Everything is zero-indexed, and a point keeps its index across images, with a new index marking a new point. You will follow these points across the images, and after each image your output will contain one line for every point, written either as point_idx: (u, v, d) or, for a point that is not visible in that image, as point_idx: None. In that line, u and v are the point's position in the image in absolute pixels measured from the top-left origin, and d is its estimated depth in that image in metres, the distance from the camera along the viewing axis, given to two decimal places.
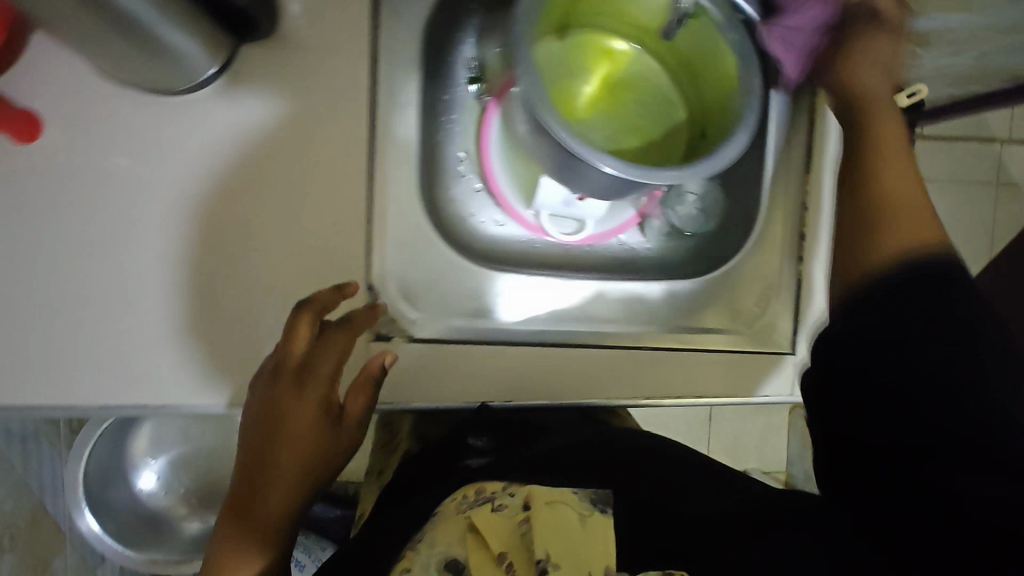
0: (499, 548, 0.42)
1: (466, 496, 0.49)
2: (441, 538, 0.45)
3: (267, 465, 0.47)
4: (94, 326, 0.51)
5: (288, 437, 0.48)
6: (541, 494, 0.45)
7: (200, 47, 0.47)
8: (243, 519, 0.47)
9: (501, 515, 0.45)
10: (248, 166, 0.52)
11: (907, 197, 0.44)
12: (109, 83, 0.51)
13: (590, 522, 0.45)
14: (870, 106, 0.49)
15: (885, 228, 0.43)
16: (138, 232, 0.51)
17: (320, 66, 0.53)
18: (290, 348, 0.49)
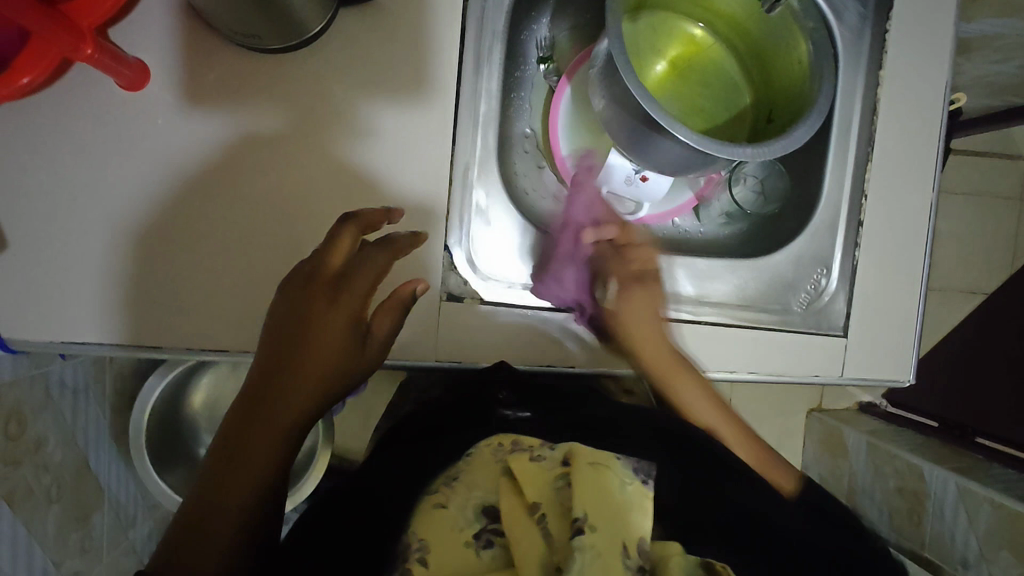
0: (534, 497, 0.39)
1: (499, 445, 0.46)
2: (478, 482, 0.42)
3: (287, 371, 0.47)
4: (188, 273, 0.54)
5: (314, 344, 0.47)
6: (585, 452, 0.41)
7: (311, 9, 0.50)
8: (251, 420, 0.46)
9: (541, 465, 0.41)
10: (343, 124, 0.55)
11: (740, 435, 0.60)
12: (217, 38, 0.53)
13: (632, 489, 0.40)
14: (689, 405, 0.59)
15: (763, 467, 0.59)
16: (235, 184, 0.54)
17: (418, 33, 0.56)
18: (330, 259, 0.49)
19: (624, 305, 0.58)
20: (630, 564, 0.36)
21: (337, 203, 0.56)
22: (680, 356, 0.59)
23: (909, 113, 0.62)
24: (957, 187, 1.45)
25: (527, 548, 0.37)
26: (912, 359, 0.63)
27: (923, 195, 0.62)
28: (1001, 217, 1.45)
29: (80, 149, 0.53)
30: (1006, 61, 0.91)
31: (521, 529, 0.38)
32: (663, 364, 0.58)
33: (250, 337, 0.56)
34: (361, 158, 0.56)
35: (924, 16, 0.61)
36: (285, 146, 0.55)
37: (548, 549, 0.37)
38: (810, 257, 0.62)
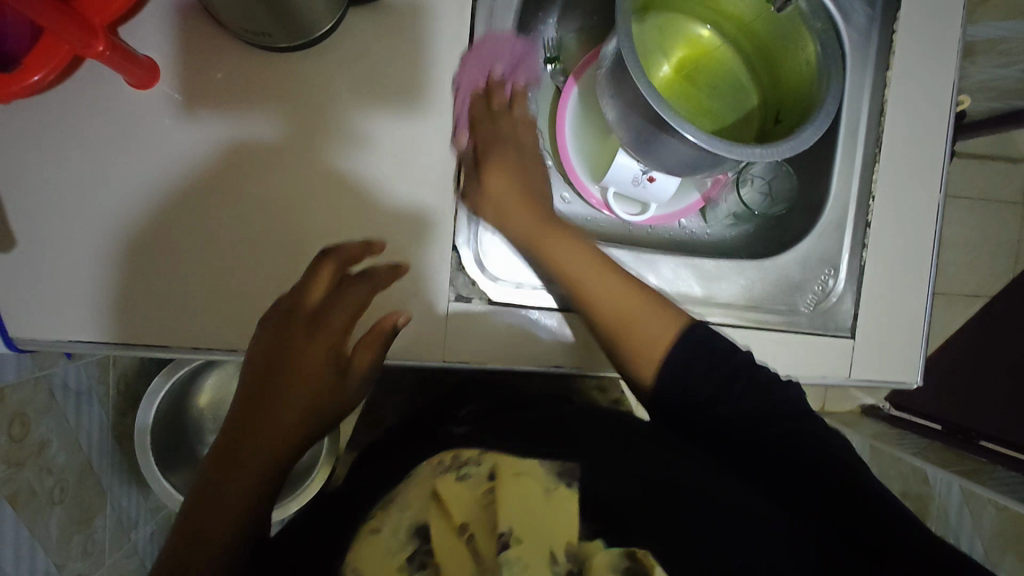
0: (461, 518, 0.43)
1: (439, 462, 0.49)
2: (411, 502, 0.45)
3: (270, 404, 0.50)
4: (194, 271, 0.54)
5: (294, 376, 0.51)
6: (506, 467, 0.46)
7: (319, 9, 0.50)
8: (237, 452, 0.48)
9: (465, 483, 0.45)
10: (350, 123, 0.55)
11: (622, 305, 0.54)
12: (226, 38, 0.54)
13: (553, 494, 0.45)
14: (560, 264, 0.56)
15: (631, 321, 0.54)
16: (242, 182, 0.54)
17: (424, 34, 0.56)
18: (311, 292, 0.52)
19: (484, 178, 0.58)
20: (557, 568, 0.40)
21: (344, 202, 0.56)
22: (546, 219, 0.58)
23: (916, 114, 0.62)
24: (961, 190, 1.45)
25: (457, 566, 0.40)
26: (919, 361, 0.63)
27: (930, 196, 0.62)
28: (1003, 220, 1.46)
29: (89, 147, 0.52)
30: (1010, 63, 0.92)
31: (449, 551, 0.41)
32: (536, 230, 0.57)
33: None
34: (369, 156, 0.56)
35: (930, 17, 0.61)
36: (293, 145, 0.55)
37: (479, 567, 0.40)
38: (817, 258, 0.62)
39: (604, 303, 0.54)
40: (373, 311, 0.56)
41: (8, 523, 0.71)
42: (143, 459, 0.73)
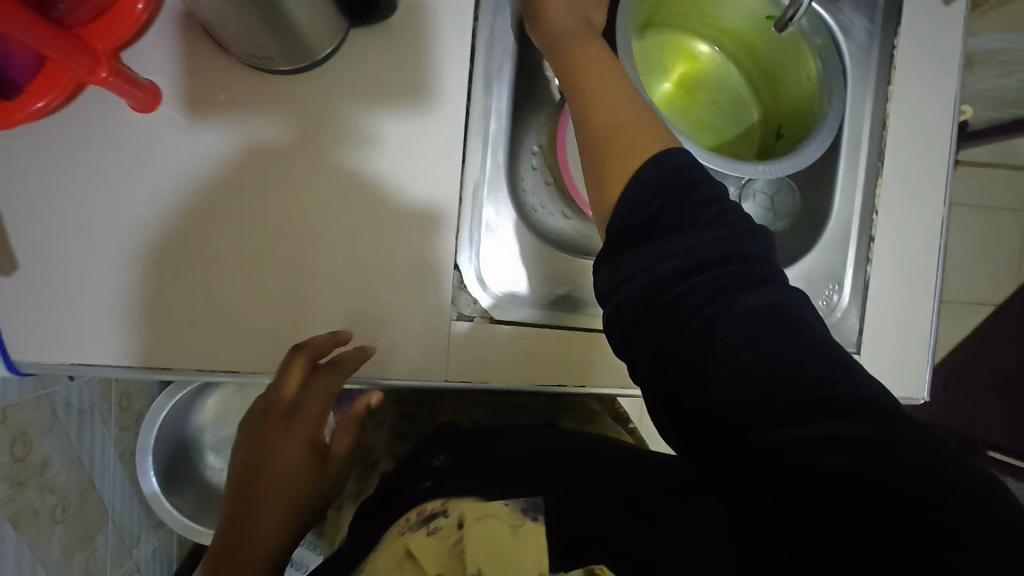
0: (433, 570, 0.38)
1: (406, 519, 0.46)
2: (380, 565, 0.41)
3: (254, 512, 0.48)
4: (195, 292, 0.54)
5: (273, 484, 0.48)
6: (472, 510, 0.42)
7: (319, 31, 0.50)
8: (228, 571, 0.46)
9: (435, 538, 0.42)
10: (350, 143, 0.55)
11: (621, 132, 0.47)
12: (226, 62, 0.54)
13: (522, 534, 0.41)
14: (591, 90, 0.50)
15: (625, 134, 0.47)
16: (243, 203, 0.54)
17: (422, 55, 0.56)
18: (283, 390, 0.51)
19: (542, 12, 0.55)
20: None
21: (345, 222, 0.55)
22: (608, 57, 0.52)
23: (919, 126, 0.62)
24: (963, 198, 1.45)
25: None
26: (925, 377, 0.62)
27: (935, 209, 0.62)
28: (1006, 227, 1.46)
29: (90, 171, 0.53)
30: (1009, 73, 0.93)
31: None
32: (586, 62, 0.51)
33: (258, 357, 0.55)
34: (369, 175, 0.56)
35: (931, 30, 0.61)
36: (294, 164, 0.55)
37: None
38: (822, 273, 0.62)
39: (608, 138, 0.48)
40: (376, 329, 0.56)
41: (8, 543, 0.71)
42: (143, 473, 0.74)
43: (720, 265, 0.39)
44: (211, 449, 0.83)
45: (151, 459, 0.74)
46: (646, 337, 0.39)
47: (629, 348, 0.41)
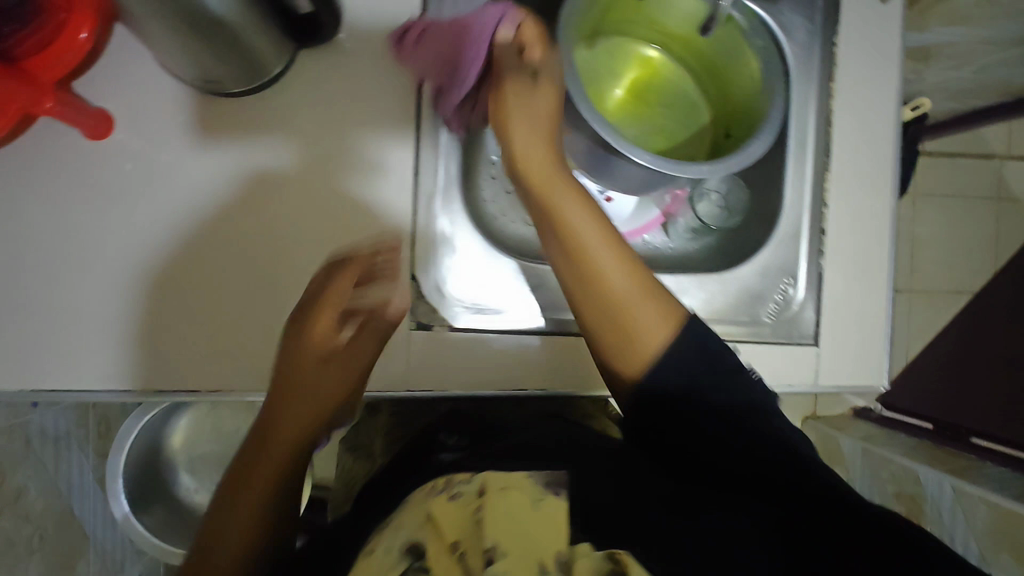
0: (452, 536, 0.39)
1: (432, 486, 0.46)
2: (405, 523, 0.42)
3: (270, 424, 0.49)
4: (155, 315, 0.54)
5: (292, 398, 0.49)
6: (495, 479, 0.42)
7: (265, 51, 0.51)
8: (243, 484, 0.47)
9: (457, 503, 0.42)
10: (304, 162, 0.56)
11: (621, 296, 0.47)
12: (177, 84, 0.55)
13: (542, 508, 0.40)
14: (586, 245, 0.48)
15: (626, 312, 0.47)
16: (199, 225, 0.55)
17: (371, 71, 0.57)
18: (327, 287, 0.50)
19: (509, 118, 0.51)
20: None
21: (302, 240, 0.56)
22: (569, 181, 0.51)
23: (863, 122, 0.63)
24: (933, 189, 1.48)
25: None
26: (884, 365, 0.63)
27: (884, 202, 0.63)
28: (978, 214, 1.49)
29: (46, 198, 0.53)
30: (960, 66, 0.95)
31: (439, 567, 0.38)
32: (543, 177, 0.50)
33: (218, 376, 0.55)
34: (325, 192, 0.56)
35: (867, 29, 0.63)
36: (248, 185, 0.55)
37: None
38: (777, 268, 0.63)
39: (617, 316, 0.47)
40: None
41: None
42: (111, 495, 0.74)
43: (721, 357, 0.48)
44: (183, 469, 0.83)
45: (122, 483, 0.74)
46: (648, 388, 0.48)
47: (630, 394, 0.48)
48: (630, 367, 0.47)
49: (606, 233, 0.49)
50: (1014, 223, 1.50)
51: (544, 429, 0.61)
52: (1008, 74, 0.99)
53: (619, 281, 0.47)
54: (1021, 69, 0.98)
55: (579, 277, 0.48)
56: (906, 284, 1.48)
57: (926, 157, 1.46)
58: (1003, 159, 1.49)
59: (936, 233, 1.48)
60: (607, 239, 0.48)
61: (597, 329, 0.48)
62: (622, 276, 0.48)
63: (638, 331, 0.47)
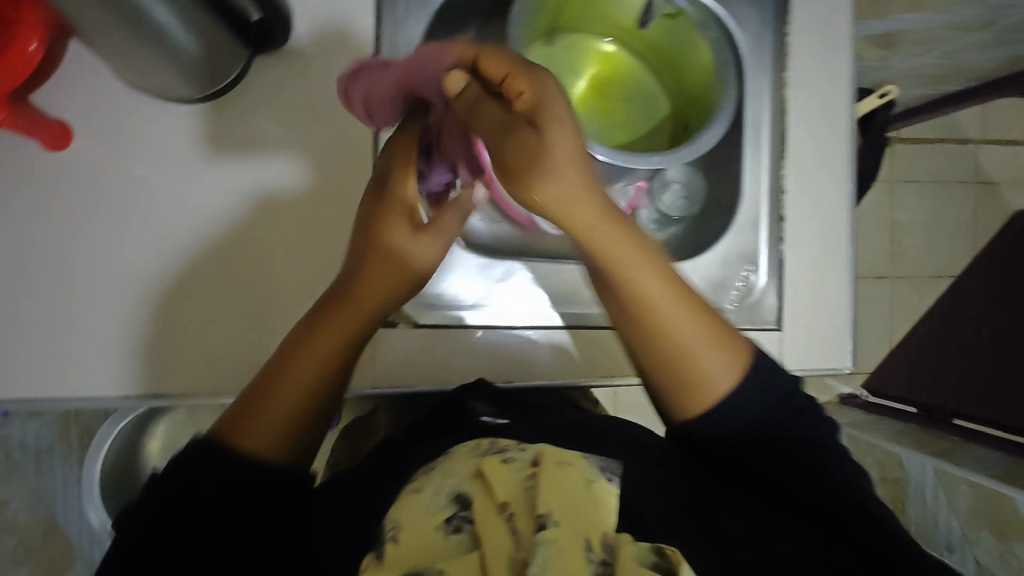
0: (503, 497, 0.35)
1: (478, 445, 0.43)
2: (454, 471, 0.39)
3: (342, 299, 0.45)
4: (125, 322, 0.55)
5: (377, 259, 0.45)
6: (551, 452, 0.39)
7: (217, 56, 0.52)
8: (301, 353, 0.44)
9: (510, 467, 0.38)
10: (267, 167, 0.57)
11: (684, 353, 0.42)
12: (133, 93, 0.55)
13: (594, 489, 0.37)
14: (651, 302, 0.41)
15: (688, 369, 0.43)
16: (165, 232, 0.56)
17: (327, 73, 0.58)
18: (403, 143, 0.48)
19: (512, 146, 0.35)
20: (593, 558, 0.33)
21: (268, 245, 0.57)
22: (613, 207, 0.39)
23: (818, 108, 0.64)
24: (911, 175, 1.49)
25: (495, 548, 0.32)
26: (847, 346, 0.64)
27: (842, 187, 0.64)
28: (955, 199, 1.51)
29: (9, 209, 0.54)
30: (924, 52, 0.97)
31: (487, 523, 0.34)
32: (589, 226, 0.37)
33: (189, 380, 0.56)
34: (285, 195, 0.58)
35: (819, 18, 0.64)
36: (212, 192, 0.56)
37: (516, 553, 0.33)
38: (737, 255, 0.64)
39: (683, 376, 0.43)
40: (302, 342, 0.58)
41: None
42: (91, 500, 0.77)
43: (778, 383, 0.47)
44: None
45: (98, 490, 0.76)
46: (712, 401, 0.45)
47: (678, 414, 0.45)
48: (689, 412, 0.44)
49: (670, 283, 0.41)
50: (991, 207, 1.52)
51: (563, 417, 0.57)
52: (973, 59, 1.00)
53: (685, 336, 0.42)
54: (986, 53, 0.99)
55: (637, 331, 0.42)
56: (888, 270, 1.49)
57: (903, 144, 1.48)
58: (979, 143, 1.50)
59: (914, 218, 1.50)
60: (673, 288, 0.42)
61: (650, 374, 0.44)
62: (689, 327, 0.42)
63: (700, 391, 0.43)
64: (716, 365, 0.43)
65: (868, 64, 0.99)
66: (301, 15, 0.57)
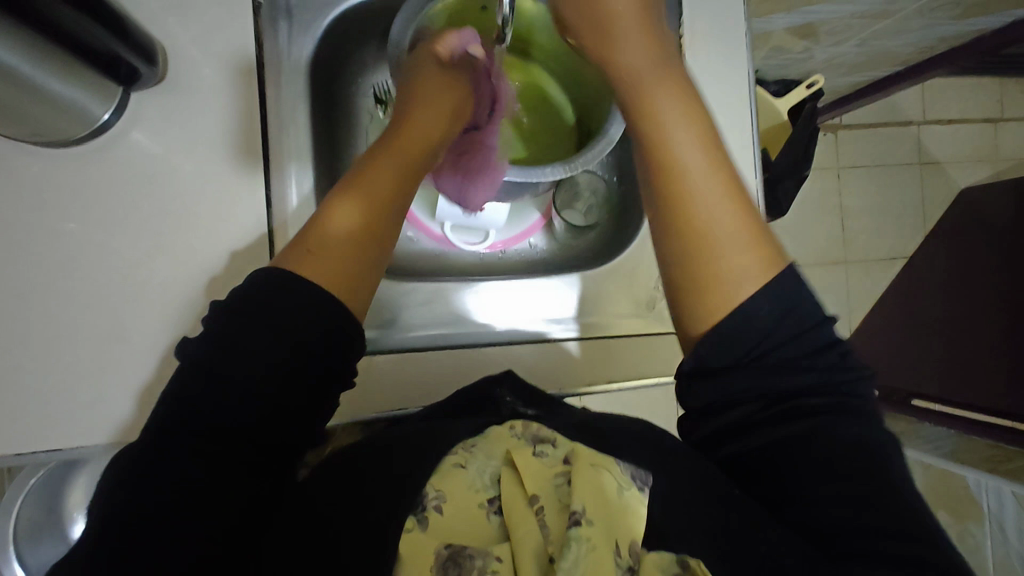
0: (534, 490, 0.42)
1: (512, 426, 0.49)
2: (490, 451, 0.46)
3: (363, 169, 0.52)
4: (17, 375, 0.54)
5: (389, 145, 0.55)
6: (586, 453, 0.44)
7: (87, 96, 0.51)
8: (332, 214, 0.49)
9: (542, 461, 0.45)
10: (157, 204, 0.56)
11: (716, 238, 0.48)
12: (3, 141, 0.53)
13: (624, 492, 0.42)
14: (686, 163, 0.50)
15: (713, 257, 0.47)
16: (53, 280, 0.54)
17: (211, 105, 0.57)
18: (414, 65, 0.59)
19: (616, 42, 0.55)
20: (620, 563, 0.39)
21: (164, 282, 0.56)
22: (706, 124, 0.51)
23: (722, 111, 0.66)
24: (857, 160, 1.51)
25: (527, 533, 0.40)
26: None
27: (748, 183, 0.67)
28: (902, 180, 1.52)
29: None
30: (841, 42, 0.98)
31: (521, 520, 0.40)
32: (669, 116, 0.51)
33: (83, 430, 0.55)
34: (177, 232, 0.56)
35: (714, 22, 0.66)
36: (100, 234, 0.55)
37: (546, 541, 0.40)
38: None
39: (705, 270, 0.47)
40: None
41: None
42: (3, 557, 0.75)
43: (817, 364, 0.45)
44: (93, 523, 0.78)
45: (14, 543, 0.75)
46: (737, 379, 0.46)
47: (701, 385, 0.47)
48: (711, 306, 0.47)
49: (711, 152, 0.50)
50: (938, 186, 1.53)
51: (580, 415, 0.57)
52: (890, 44, 1.01)
53: (716, 215, 0.48)
54: (903, 38, 1.00)
55: (666, 215, 0.50)
56: (842, 255, 1.50)
57: (845, 130, 1.49)
58: (921, 124, 1.52)
59: (862, 203, 1.51)
60: (714, 165, 0.50)
61: (681, 263, 0.49)
62: (720, 208, 0.48)
63: (733, 276, 0.47)
64: (743, 267, 0.47)
65: (790, 56, 1.00)
66: (176, 51, 0.56)
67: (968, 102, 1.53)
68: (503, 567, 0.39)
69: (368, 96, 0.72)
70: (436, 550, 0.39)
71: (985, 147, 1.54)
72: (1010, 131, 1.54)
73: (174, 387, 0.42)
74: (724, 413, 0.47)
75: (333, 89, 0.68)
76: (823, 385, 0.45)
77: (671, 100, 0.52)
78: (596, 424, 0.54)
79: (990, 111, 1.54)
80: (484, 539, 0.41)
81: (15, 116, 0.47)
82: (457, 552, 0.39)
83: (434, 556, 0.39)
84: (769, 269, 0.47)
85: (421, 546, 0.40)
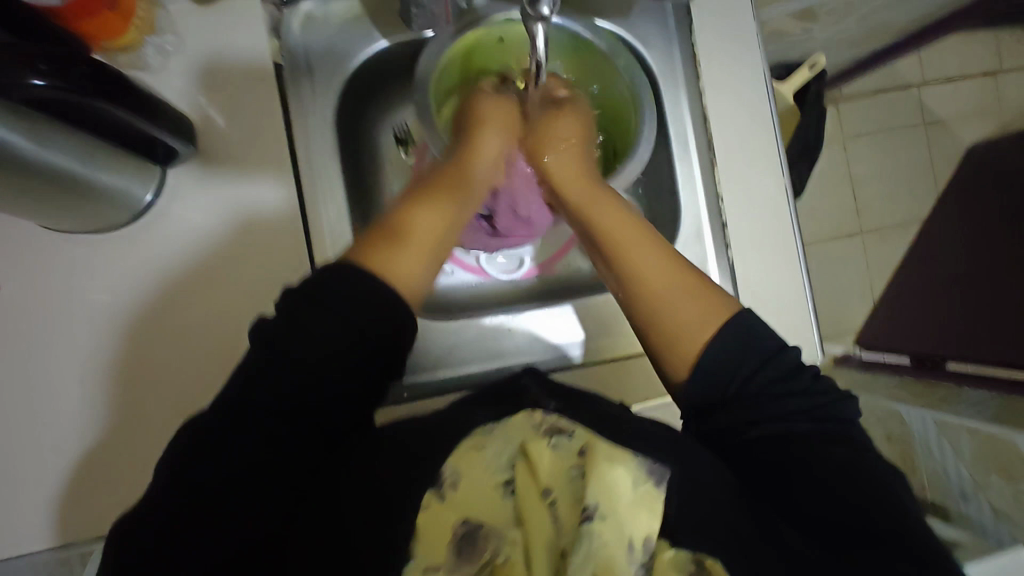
0: (546, 483, 0.44)
1: (531, 413, 0.48)
2: (504, 442, 0.46)
3: (417, 209, 0.55)
4: (95, 464, 0.55)
5: (436, 192, 0.57)
6: (600, 445, 0.44)
7: (135, 182, 0.52)
8: (393, 244, 0.52)
9: (557, 454, 0.45)
10: (205, 272, 0.58)
11: (658, 284, 0.55)
12: (56, 233, 0.55)
13: (640, 490, 0.42)
14: (634, 258, 0.56)
15: (661, 298, 0.54)
16: (115, 359, 0.56)
17: (246, 169, 0.59)
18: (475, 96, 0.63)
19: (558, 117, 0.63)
20: (634, 558, 0.41)
21: (219, 349, 0.57)
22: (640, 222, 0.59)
23: (744, 113, 0.67)
24: (862, 129, 1.50)
25: (539, 525, 0.42)
26: (813, 334, 0.66)
27: (776, 180, 0.67)
28: (909, 144, 1.52)
29: None
30: (842, 20, 0.97)
31: (535, 512, 0.43)
32: (610, 216, 0.58)
33: None
34: (228, 298, 0.58)
35: (722, 24, 0.66)
36: (153, 309, 0.57)
37: (557, 533, 0.42)
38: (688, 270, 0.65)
39: (662, 307, 0.54)
40: None
41: None
42: None
43: (823, 405, 0.50)
44: None
45: None
46: (745, 377, 0.50)
47: (717, 405, 0.51)
48: (674, 336, 0.53)
49: (655, 257, 0.56)
50: (945, 145, 1.53)
51: (606, 407, 0.54)
52: (890, 15, 1.01)
53: (652, 268, 0.55)
54: (903, 9, 1.00)
55: (630, 280, 0.56)
56: (858, 226, 1.50)
57: (847, 101, 1.48)
58: (921, 85, 1.51)
59: (872, 171, 1.51)
60: (666, 259, 0.56)
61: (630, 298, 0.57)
62: (657, 257, 0.56)
63: (692, 312, 0.53)
64: (690, 306, 0.53)
65: (792, 39, 1.00)
66: (210, 123, 0.58)
67: (967, 57, 1.52)
68: (515, 552, 0.41)
69: (389, 135, 0.72)
70: (452, 526, 0.42)
71: (986, 100, 1.53)
72: (1012, 81, 1.53)
73: (221, 413, 0.44)
74: (727, 425, 0.51)
75: (357, 134, 0.69)
76: (824, 420, 0.49)
77: (613, 208, 0.58)
78: (619, 419, 0.52)
79: (990, 64, 1.53)
80: (498, 521, 0.43)
81: (69, 213, 0.49)
82: (471, 531, 0.42)
83: (450, 531, 0.42)
84: (721, 309, 0.53)
85: (440, 522, 0.42)
